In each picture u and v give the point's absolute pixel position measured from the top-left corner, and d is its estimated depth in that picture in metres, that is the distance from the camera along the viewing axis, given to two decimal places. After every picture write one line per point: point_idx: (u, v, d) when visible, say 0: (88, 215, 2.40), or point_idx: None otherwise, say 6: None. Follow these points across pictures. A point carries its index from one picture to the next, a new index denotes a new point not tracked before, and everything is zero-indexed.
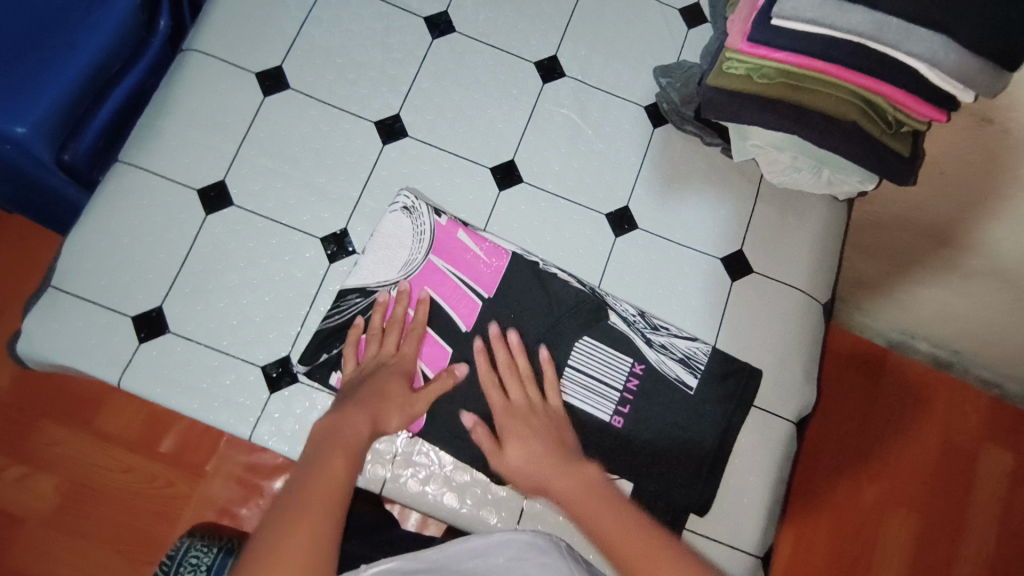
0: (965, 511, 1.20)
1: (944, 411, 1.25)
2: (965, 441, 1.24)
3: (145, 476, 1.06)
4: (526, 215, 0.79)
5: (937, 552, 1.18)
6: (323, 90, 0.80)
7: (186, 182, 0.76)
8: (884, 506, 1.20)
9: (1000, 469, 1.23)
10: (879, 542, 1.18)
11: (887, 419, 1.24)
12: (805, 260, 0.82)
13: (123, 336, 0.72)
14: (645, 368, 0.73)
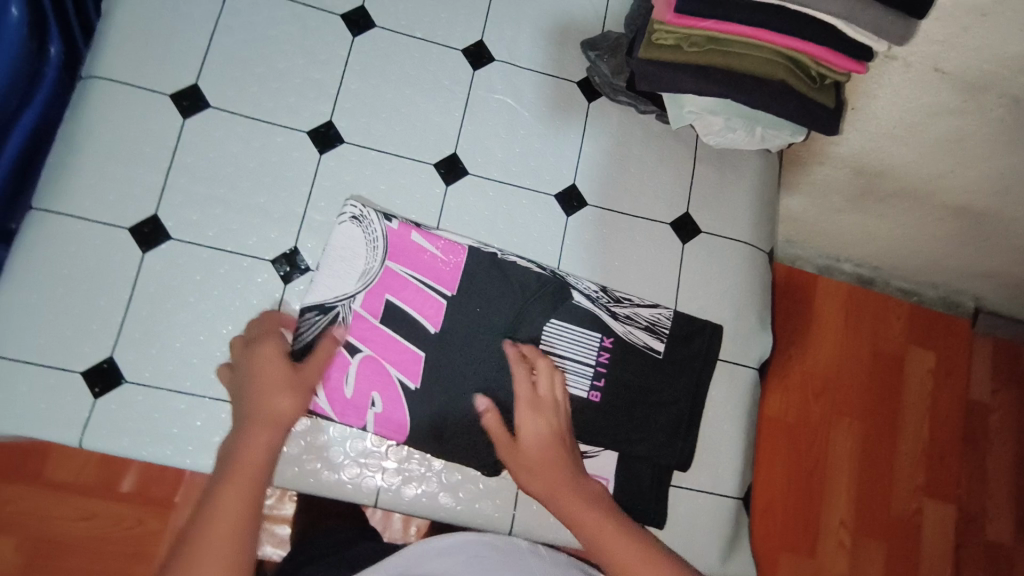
0: (900, 410, 1.25)
1: (873, 320, 1.28)
2: (893, 345, 1.28)
3: (111, 519, 0.98)
4: (477, 206, 0.79)
5: (879, 452, 1.23)
6: (246, 104, 0.76)
7: (114, 221, 0.71)
8: (830, 418, 1.23)
9: (926, 366, 1.28)
10: (829, 453, 1.21)
11: (822, 335, 1.26)
12: (746, 213, 0.86)
13: (75, 393, 0.68)
14: (614, 340, 0.75)
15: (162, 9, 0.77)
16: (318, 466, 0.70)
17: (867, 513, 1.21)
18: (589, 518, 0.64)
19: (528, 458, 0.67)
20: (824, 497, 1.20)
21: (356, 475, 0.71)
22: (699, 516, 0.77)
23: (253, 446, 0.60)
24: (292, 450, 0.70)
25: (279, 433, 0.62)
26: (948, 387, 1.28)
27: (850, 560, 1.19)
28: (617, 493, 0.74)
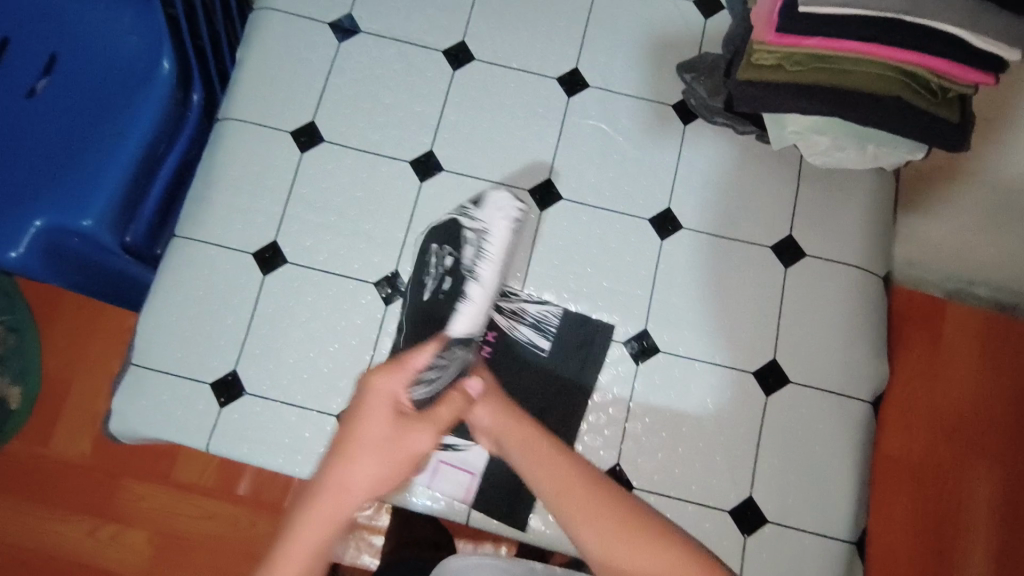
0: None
1: (1017, 352, 1.14)
2: None
3: (227, 521, 1.07)
4: (570, 230, 0.80)
5: (1022, 499, 1.09)
6: (356, 138, 0.82)
7: (240, 247, 0.79)
8: (965, 460, 1.11)
9: None
10: (963, 497, 1.10)
11: (954, 365, 1.14)
12: (858, 235, 0.81)
13: (204, 402, 0.75)
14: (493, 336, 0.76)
15: (286, 55, 0.85)
16: (414, 482, 0.73)
17: (1007, 567, 1.07)
18: (545, 466, 0.55)
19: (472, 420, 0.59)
20: (957, 546, 1.08)
21: (449, 491, 0.73)
22: (804, 558, 0.73)
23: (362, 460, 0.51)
24: None
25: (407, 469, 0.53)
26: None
27: None
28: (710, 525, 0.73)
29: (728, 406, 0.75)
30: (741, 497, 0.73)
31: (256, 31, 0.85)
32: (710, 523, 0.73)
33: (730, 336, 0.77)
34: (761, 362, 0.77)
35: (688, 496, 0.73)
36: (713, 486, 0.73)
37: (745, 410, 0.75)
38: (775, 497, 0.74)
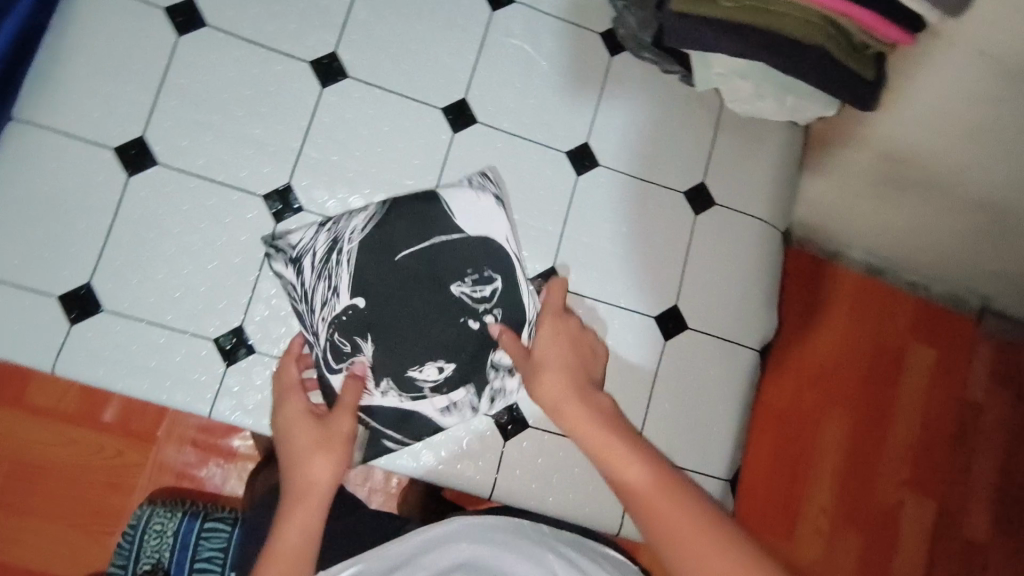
0: (892, 403, 1.23)
1: (878, 311, 1.23)
2: (894, 339, 1.24)
3: (91, 446, 0.91)
4: (484, 157, 0.75)
5: (867, 443, 1.21)
6: (246, 26, 0.71)
7: (98, 140, 0.67)
8: (824, 407, 1.20)
9: (923, 363, 1.24)
10: (818, 441, 1.19)
11: (825, 321, 1.22)
12: (766, 189, 0.82)
13: (50, 317, 0.65)
14: (435, 301, 0.67)
15: None
16: None
17: (849, 502, 1.20)
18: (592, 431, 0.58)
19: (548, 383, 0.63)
20: (808, 484, 1.18)
21: None
22: None
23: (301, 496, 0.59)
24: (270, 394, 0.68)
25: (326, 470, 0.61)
26: (943, 383, 1.25)
27: (826, 545, 1.18)
28: None
29: (630, 348, 0.75)
30: None
31: None
32: None
33: (637, 278, 0.77)
34: (664, 307, 0.77)
35: None
36: None
37: (644, 353, 0.76)
38: (664, 438, 0.76)
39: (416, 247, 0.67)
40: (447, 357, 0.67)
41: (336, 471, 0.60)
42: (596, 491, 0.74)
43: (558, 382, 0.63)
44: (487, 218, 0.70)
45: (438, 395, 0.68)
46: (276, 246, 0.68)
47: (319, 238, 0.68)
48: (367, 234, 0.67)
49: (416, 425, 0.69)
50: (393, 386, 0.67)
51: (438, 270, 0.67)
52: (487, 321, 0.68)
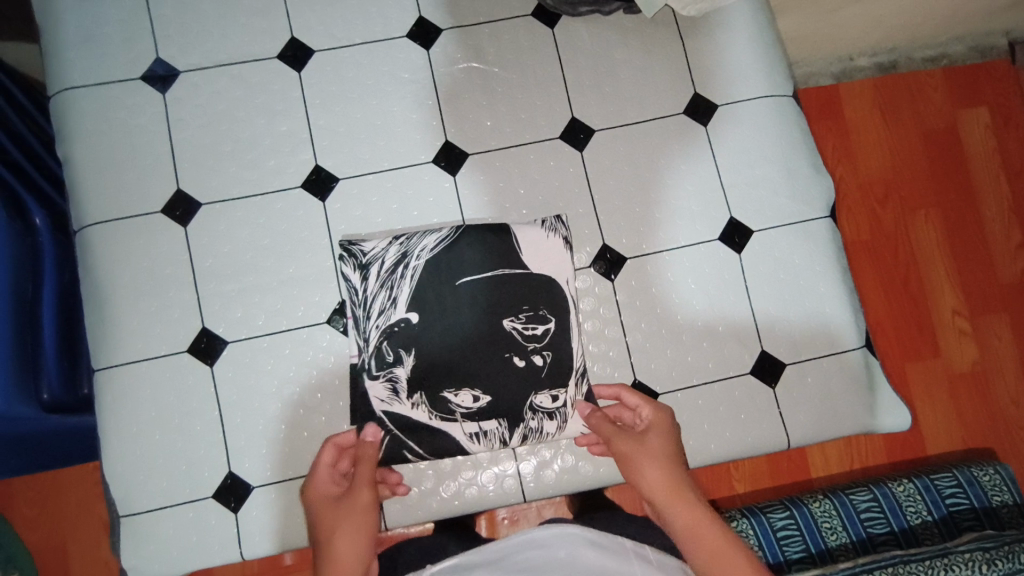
0: (971, 180, 1.13)
1: (911, 99, 1.13)
2: (942, 117, 1.13)
3: None
4: (491, 182, 0.76)
5: (966, 230, 1.12)
6: (234, 185, 0.74)
7: (171, 349, 0.72)
8: (906, 217, 1.11)
9: (982, 125, 1.14)
10: (917, 251, 1.10)
11: (862, 135, 1.12)
12: (756, 66, 0.80)
13: (216, 514, 0.70)
14: (491, 332, 0.70)
15: (112, 132, 0.74)
16: (458, 485, 0.72)
17: (978, 293, 1.10)
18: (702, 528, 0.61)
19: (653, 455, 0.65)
20: (929, 296, 1.09)
21: (496, 476, 0.72)
22: (830, 381, 0.75)
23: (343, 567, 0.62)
24: (427, 484, 0.72)
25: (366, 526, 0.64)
26: (1013, 133, 1.14)
27: (978, 344, 1.09)
28: (739, 391, 0.74)
29: (710, 277, 0.76)
30: (755, 355, 0.75)
31: (65, 120, 0.74)
32: (740, 389, 0.74)
33: (684, 212, 0.76)
34: (722, 225, 0.77)
35: (710, 376, 0.74)
36: (727, 357, 0.75)
37: (725, 274, 0.76)
38: (784, 340, 0.76)
39: (480, 275, 0.71)
40: (484, 388, 0.70)
41: (362, 548, 0.63)
42: (751, 417, 0.74)
43: (662, 469, 0.64)
44: (550, 254, 0.73)
45: (468, 422, 0.70)
46: (348, 251, 0.72)
47: (390, 249, 0.72)
48: (434, 257, 0.71)
49: (440, 448, 0.70)
50: (425, 400, 0.70)
51: (496, 302, 0.71)
52: (533, 361, 0.71)
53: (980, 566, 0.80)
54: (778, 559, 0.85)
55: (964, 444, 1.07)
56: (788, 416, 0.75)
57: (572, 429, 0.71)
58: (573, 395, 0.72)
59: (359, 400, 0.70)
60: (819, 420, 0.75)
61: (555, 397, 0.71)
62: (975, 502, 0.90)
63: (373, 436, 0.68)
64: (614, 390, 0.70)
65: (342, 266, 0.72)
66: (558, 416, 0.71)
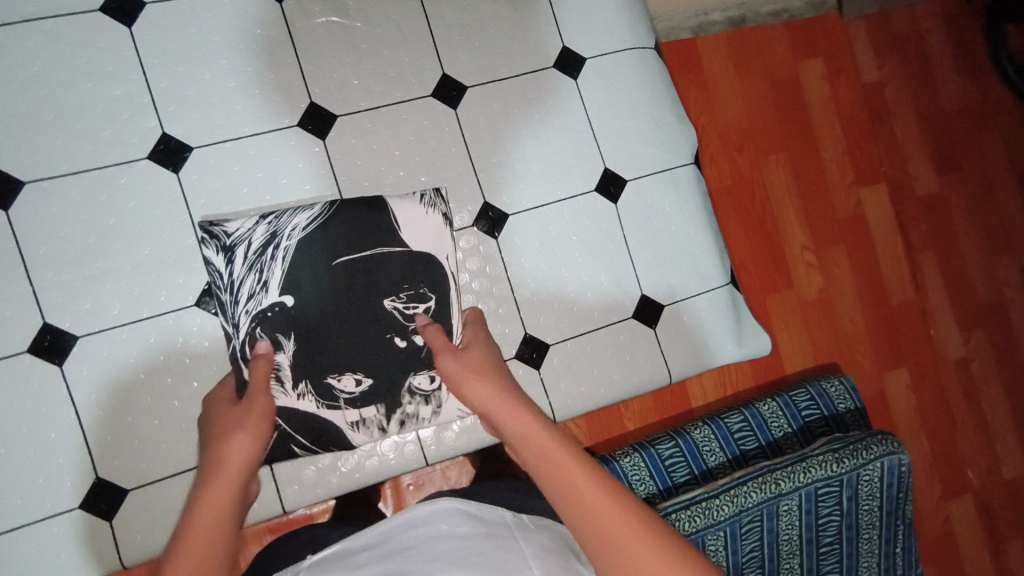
0: (811, 125, 1.24)
1: (759, 50, 1.21)
2: (785, 67, 1.22)
3: None
4: (363, 145, 0.72)
5: (810, 170, 1.23)
6: (64, 160, 0.65)
7: (8, 352, 0.63)
8: (759, 161, 1.20)
9: (818, 74, 1.25)
10: (770, 192, 1.20)
11: (719, 87, 1.19)
12: (618, 19, 0.81)
13: (87, 525, 0.64)
14: (371, 316, 0.68)
15: None
16: (357, 459, 0.71)
17: (820, 227, 1.23)
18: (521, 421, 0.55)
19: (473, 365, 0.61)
20: (781, 232, 1.20)
21: (396, 443, 0.72)
22: (702, 317, 0.81)
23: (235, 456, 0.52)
24: (324, 461, 0.70)
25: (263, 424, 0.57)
26: (843, 81, 1.26)
27: (822, 273, 1.22)
28: (623, 335, 0.78)
29: (590, 229, 0.78)
30: (635, 300, 0.79)
31: None
32: (624, 333, 0.78)
33: (561, 166, 0.78)
34: (597, 176, 0.79)
35: (596, 324, 0.77)
36: (610, 303, 0.78)
37: (603, 225, 0.78)
38: (660, 283, 0.80)
39: (355, 256, 0.68)
40: (367, 370, 0.68)
41: (258, 451, 0.55)
42: (635, 358, 0.79)
43: (483, 382, 0.60)
44: (427, 232, 0.71)
45: (350, 408, 0.68)
46: (209, 232, 0.66)
47: (258, 230, 0.66)
48: (307, 236, 0.67)
49: (323, 436, 0.67)
50: (311, 389, 0.66)
51: (373, 283, 0.68)
52: (414, 341, 0.69)
53: (832, 464, 0.91)
54: (666, 485, 0.93)
55: (816, 363, 1.21)
56: (667, 353, 0.80)
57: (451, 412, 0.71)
58: None
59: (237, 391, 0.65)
60: (694, 354, 0.81)
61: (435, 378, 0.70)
62: (825, 410, 1.02)
63: (265, 350, 0.64)
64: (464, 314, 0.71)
65: (205, 250, 0.66)
66: (434, 399, 0.70)
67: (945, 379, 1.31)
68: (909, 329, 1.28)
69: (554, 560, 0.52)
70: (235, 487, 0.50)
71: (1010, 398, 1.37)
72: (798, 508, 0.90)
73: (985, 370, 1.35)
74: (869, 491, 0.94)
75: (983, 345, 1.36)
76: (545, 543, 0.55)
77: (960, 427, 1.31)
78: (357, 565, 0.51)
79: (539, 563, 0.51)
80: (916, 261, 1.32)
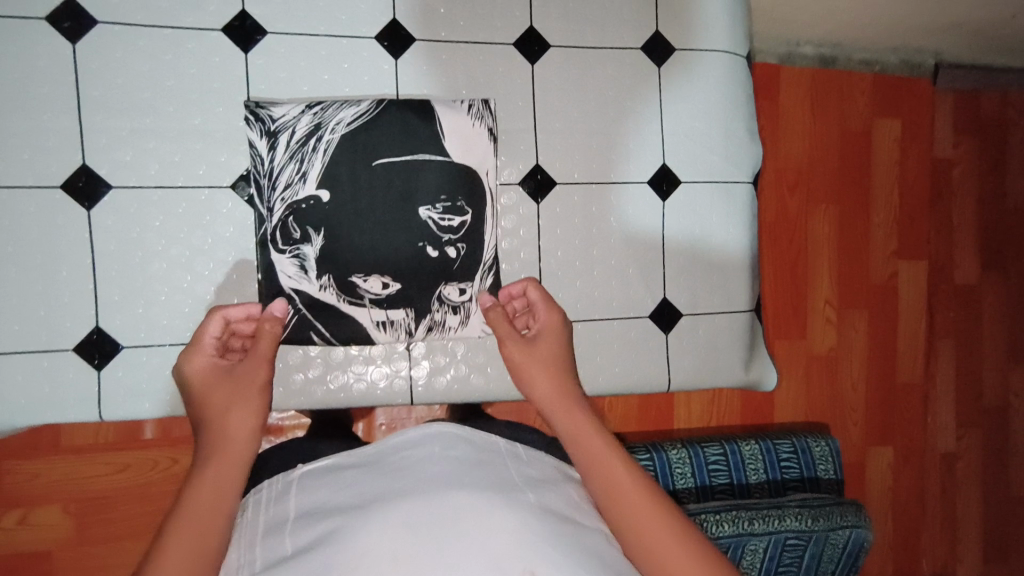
0: (870, 185, 1.21)
1: (839, 97, 1.17)
2: (861, 121, 1.19)
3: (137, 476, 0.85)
4: (434, 73, 0.71)
5: (854, 229, 1.20)
6: (140, 10, 0.64)
7: (41, 183, 0.63)
8: (808, 208, 1.18)
9: (891, 137, 1.21)
10: (809, 239, 1.18)
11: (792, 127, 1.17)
12: (718, 19, 0.79)
13: (74, 369, 0.65)
14: (410, 227, 0.69)
15: None
16: (347, 379, 0.71)
17: (849, 287, 1.21)
18: (571, 413, 0.64)
19: (540, 349, 0.67)
20: (810, 281, 1.18)
21: (387, 373, 0.72)
22: (717, 335, 0.80)
23: (223, 466, 0.57)
24: (314, 371, 0.70)
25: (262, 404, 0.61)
26: (914, 149, 1.23)
27: (838, 331, 1.21)
28: (633, 331, 0.77)
29: (632, 218, 0.77)
30: (657, 301, 0.78)
31: None
32: (635, 331, 0.77)
33: (620, 150, 0.76)
34: (654, 170, 0.77)
35: (612, 313, 0.77)
36: (632, 297, 0.77)
37: (646, 219, 0.77)
38: (687, 292, 0.79)
39: (396, 159, 0.69)
40: (395, 274, 0.69)
41: (256, 422, 0.60)
42: (640, 357, 0.78)
43: (547, 369, 0.66)
44: (471, 140, 0.71)
45: (376, 308, 0.69)
46: (255, 114, 0.66)
47: (302, 119, 0.67)
48: (351, 132, 0.68)
49: (346, 330, 0.69)
50: (334, 284, 0.68)
51: (415, 188, 0.69)
52: (445, 253, 0.70)
53: (807, 519, 0.90)
54: None
55: (805, 417, 1.20)
56: (674, 362, 0.79)
57: (475, 325, 0.72)
58: (478, 289, 0.72)
59: (265, 278, 0.67)
60: (700, 369, 0.80)
61: (462, 290, 0.71)
62: (804, 469, 1.01)
63: (279, 312, 0.65)
64: (520, 285, 0.70)
65: (248, 131, 0.67)
66: (462, 310, 0.72)
67: (926, 468, 1.30)
68: (905, 409, 1.26)
69: (544, 492, 0.56)
70: (232, 466, 0.57)
71: (988, 507, 1.35)
72: (763, 551, 0.89)
73: (968, 470, 1.33)
74: (832, 555, 0.92)
75: (974, 446, 1.33)
76: (535, 476, 0.58)
77: (928, 517, 1.30)
78: (350, 480, 0.55)
79: (536, 492, 0.55)
80: (932, 347, 1.30)
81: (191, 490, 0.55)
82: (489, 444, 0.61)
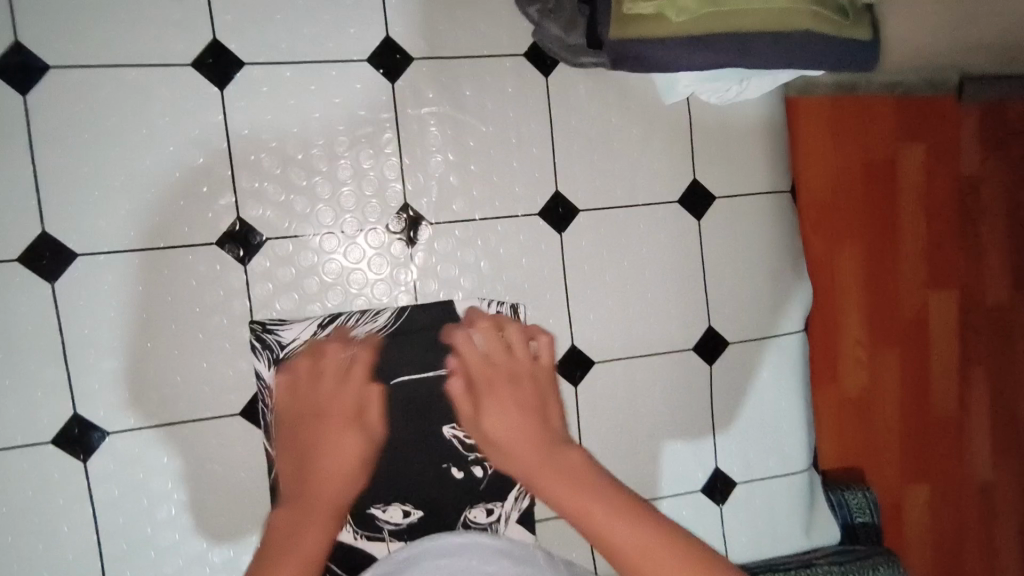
0: (900, 211, 0.94)
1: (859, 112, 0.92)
2: (886, 137, 0.94)
3: None
4: (452, 257, 0.64)
5: (889, 268, 0.94)
6: (126, 234, 0.58)
7: (27, 440, 0.56)
8: (832, 248, 0.90)
9: (916, 161, 0.96)
10: (836, 284, 0.91)
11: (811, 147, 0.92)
12: (759, 155, 0.71)
13: None
14: (434, 445, 0.63)
15: None
16: None
17: (886, 340, 0.94)
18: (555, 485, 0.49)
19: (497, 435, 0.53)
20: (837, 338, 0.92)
21: None
22: (779, 498, 0.73)
23: (315, 523, 0.48)
24: None
25: (356, 434, 0.55)
26: (942, 172, 0.98)
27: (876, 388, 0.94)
28: (690, 507, 0.70)
29: (679, 387, 0.70)
30: (711, 472, 0.71)
31: None
32: (688, 508, 0.70)
33: (662, 314, 0.69)
34: (699, 334, 0.70)
35: (666, 491, 0.69)
36: (684, 472, 0.70)
37: (694, 385, 0.70)
38: (742, 457, 0.72)
39: (417, 376, 0.62)
40: (417, 501, 0.63)
41: (352, 458, 0.53)
42: (700, 535, 0.70)
43: (516, 440, 0.52)
44: None
45: (396, 540, 0.62)
46: (261, 340, 0.60)
47: (312, 340, 0.60)
48: None
49: (362, 570, 0.62)
50: (351, 519, 0.61)
51: (439, 403, 0.62)
52: (472, 473, 0.63)
53: None
54: None
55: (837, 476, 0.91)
56: (736, 537, 0.71)
57: None
58: (508, 509, 0.65)
59: None
60: (763, 538, 0.72)
61: (490, 511, 0.64)
62: None
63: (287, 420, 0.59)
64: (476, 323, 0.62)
65: (255, 360, 0.60)
66: (490, 533, 0.64)
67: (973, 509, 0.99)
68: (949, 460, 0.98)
69: None
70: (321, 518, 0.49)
71: None
72: None
73: None
74: None
75: None
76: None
77: None
78: None
79: None
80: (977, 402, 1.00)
81: (270, 542, 0.48)
82: (528, 548, 0.55)
